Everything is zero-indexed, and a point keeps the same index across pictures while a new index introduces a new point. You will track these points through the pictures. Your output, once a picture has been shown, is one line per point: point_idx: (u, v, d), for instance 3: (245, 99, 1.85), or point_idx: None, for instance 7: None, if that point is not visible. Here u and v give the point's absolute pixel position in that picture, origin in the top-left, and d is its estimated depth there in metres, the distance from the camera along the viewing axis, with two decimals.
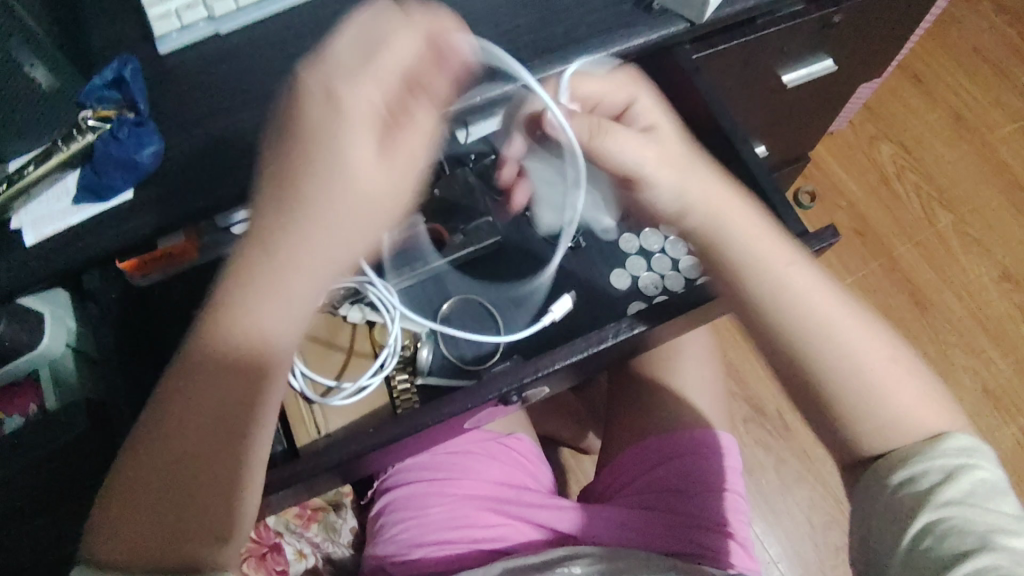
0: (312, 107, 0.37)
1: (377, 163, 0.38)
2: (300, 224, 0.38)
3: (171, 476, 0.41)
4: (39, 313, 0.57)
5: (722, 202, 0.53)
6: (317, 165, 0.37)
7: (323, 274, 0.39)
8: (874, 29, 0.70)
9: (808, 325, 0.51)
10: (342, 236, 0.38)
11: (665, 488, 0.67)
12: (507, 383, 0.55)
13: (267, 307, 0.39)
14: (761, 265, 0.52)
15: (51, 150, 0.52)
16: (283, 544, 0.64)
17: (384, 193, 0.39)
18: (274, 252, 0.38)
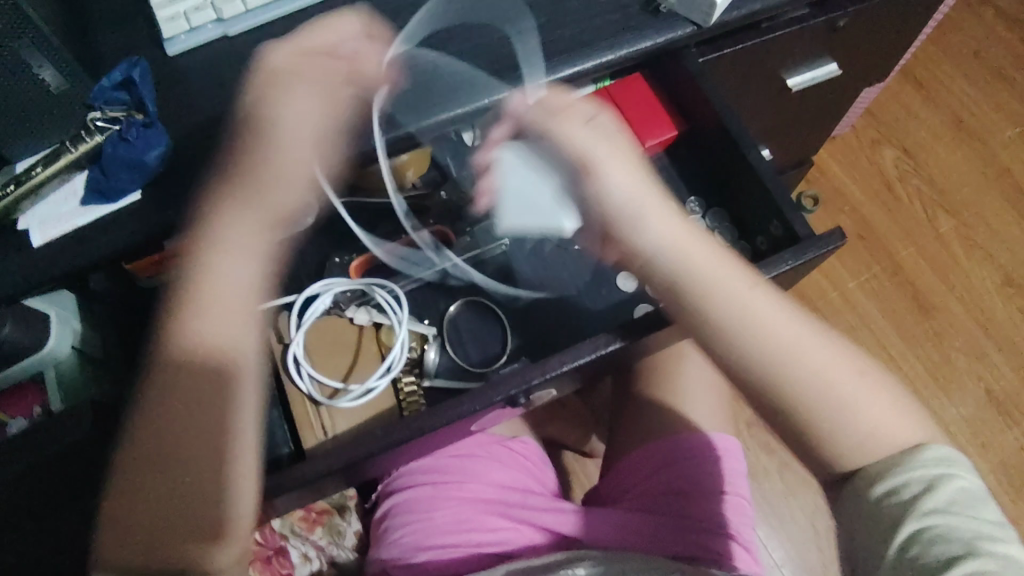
0: (263, 107, 0.52)
1: (302, 145, 0.52)
2: (245, 188, 0.50)
3: (166, 459, 0.47)
4: (46, 314, 0.57)
5: (681, 235, 0.53)
6: (261, 146, 0.51)
7: (267, 222, 0.51)
8: (878, 34, 0.71)
9: (773, 358, 0.50)
10: (271, 193, 0.51)
11: (667, 492, 0.67)
12: (516, 385, 0.55)
13: (216, 266, 0.49)
14: (722, 294, 0.51)
15: (59, 151, 0.52)
16: (289, 548, 0.65)
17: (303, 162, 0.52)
18: (224, 213, 0.50)
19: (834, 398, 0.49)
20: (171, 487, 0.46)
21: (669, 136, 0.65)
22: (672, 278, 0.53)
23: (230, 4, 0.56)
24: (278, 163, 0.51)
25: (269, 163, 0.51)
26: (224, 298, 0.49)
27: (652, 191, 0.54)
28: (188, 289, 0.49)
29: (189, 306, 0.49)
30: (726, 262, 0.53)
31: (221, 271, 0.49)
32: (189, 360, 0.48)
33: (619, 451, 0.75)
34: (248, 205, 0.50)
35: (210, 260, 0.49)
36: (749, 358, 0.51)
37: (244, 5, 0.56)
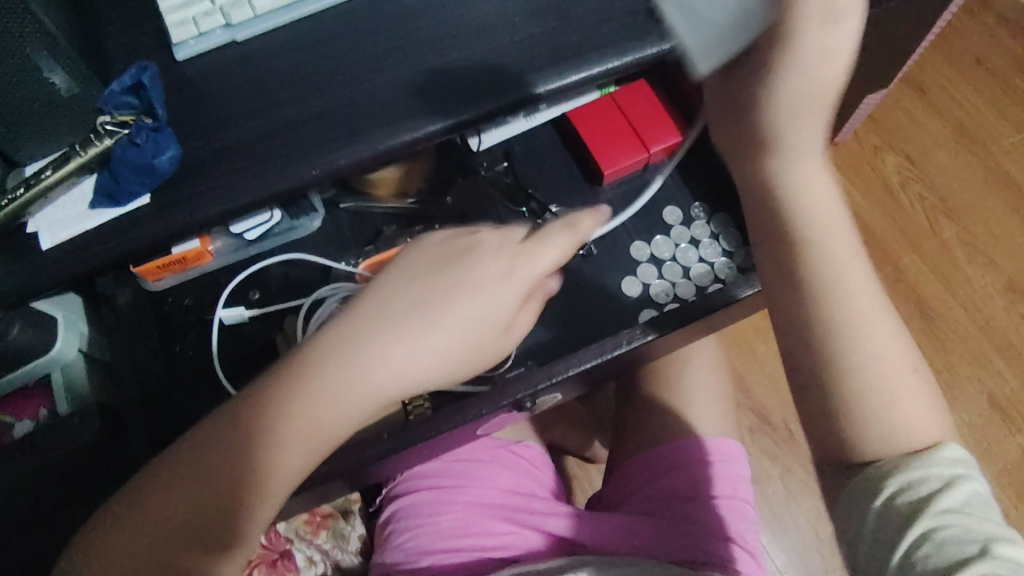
0: (457, 255, 0.51)
1: (452, 333, 0.48)
2: (379, 346, 0.46)
3: (196, 484, 0.44)
4: (51, 317, 0.58)
5: (820, 191, 0.49)
6: (426, 310, 0.48)
7: (365, 400, 0.46)
8: (881, 42, 0.71)
9: (851, 316, 0.48)
10: (398, 369, 0.46)
11: (673, 496, 0.67)
12: (521, 389, 0.55)
13: (350, 373, 0.45)
14: (828, 255, 0.49)
15: (69, 154, 0.52)
16: (294, 552, 0.66)
17: (440, 361, 0.48)
18: (349, 364, 0.45)
19: (881, 387, 0.48)
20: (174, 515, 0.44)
21: (674, 143, 0.66)
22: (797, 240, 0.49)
23: (239, 9, 0.56)
24: (432, 323, 0.48)
25: (453, 306, 0.49)
26: (327, 413, 0.45)
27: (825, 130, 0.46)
28: (317, 360, 0.45)
29: (319, 397, 0.45)
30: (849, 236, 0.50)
31: (304, 417, 0.44)
32: (299, 424, 0.44)
33: (624, 457, 0.75)
34: (387, 349, 0.46)
35: (355, 358, 0.45)
36: (823, 302, 0.48)
37: (254, 10, 0.57)
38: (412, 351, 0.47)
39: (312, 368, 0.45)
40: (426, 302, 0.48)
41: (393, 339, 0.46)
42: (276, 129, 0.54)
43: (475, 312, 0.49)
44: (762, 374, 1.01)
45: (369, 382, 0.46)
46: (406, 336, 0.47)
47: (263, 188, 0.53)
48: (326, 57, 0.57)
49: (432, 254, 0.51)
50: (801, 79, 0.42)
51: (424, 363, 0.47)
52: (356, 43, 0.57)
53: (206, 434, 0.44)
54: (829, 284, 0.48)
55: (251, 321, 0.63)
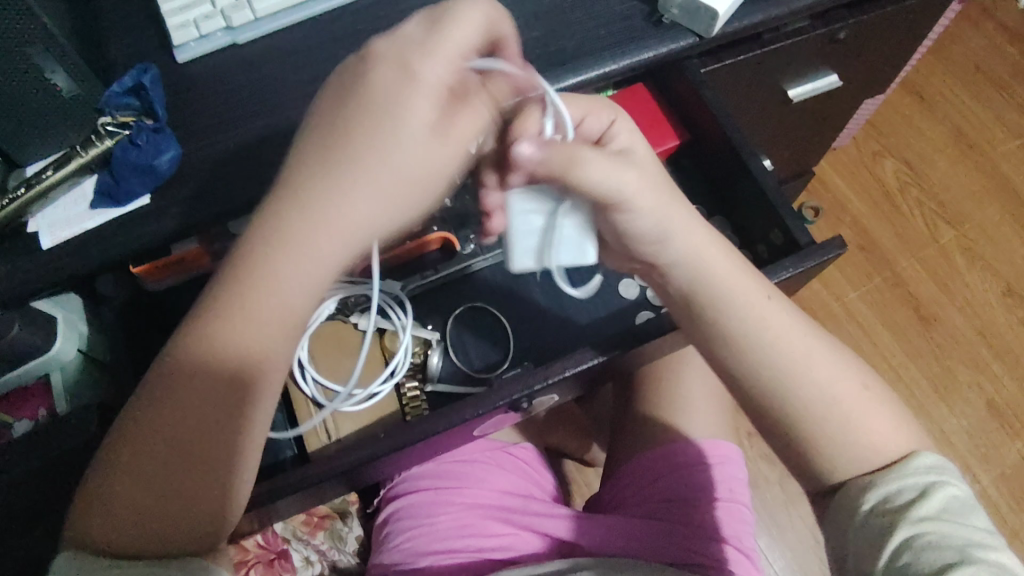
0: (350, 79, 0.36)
1: (391, 145, 0.35)
2: (291, 212, 0.35)
3: (159, 449, 0.39)
4: (50, 317, 0.58)
5: (698, 241, 0.49)
6: (341, 144, 0.35)
7: (319, 268, 0.36)
8: (878, 47, 0.71)
9: (782, 356, 0.50)
10: (337, 213, 0.35)
11: (662, 500, 0.67)
12: (517, 390, 0.55)
13: (288, 279, 0.35)
14: (730, 304, 0.50)
15: (70, 155, 0.53)
16: (290, 551, 0.65)
17: (396, 181, 0.35)
18: (269, 243, 0.35)
19: (835, 410, 0.49)
20: (150, 483, 0.40)
21: (672, 144, 0.66)
22: (686, 288, 0.50)
23: (239, 13, 0.57)
24: (347, 154, 0.34)
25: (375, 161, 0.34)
26: (274, 318, 0.37)
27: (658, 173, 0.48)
28: (230, 275, 0.37)
29: (240, 292, 0.36)
30: (741, 272, 0.51)
31: (240, 322, 0.37)
32: (230, 353, 0.38)
33: (621, 459, 0.75)
34: (302, 203, 0.35)
35: (285, 259, 0.35)
36: (746, 340, 0.50)
37: (254, 13, 0.57)
38: (344, 205, 0.35)
39: (228, 283, 0.36)
40: (331, 139, 0.35)
41: (319, 226, 0.34)
42: (276, 130, 0.55)
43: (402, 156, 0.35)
44: None
45: (313, 245, 0.35)
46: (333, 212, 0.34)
47: (262, 190, 0.53)
48: (326, 60, 0.57)
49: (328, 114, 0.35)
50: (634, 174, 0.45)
51: (369, 214, 0.35)
52: (355, 46, 0.58)
53: (152, 393, 0.39)
54: (748, 326, 0.50)
55: None
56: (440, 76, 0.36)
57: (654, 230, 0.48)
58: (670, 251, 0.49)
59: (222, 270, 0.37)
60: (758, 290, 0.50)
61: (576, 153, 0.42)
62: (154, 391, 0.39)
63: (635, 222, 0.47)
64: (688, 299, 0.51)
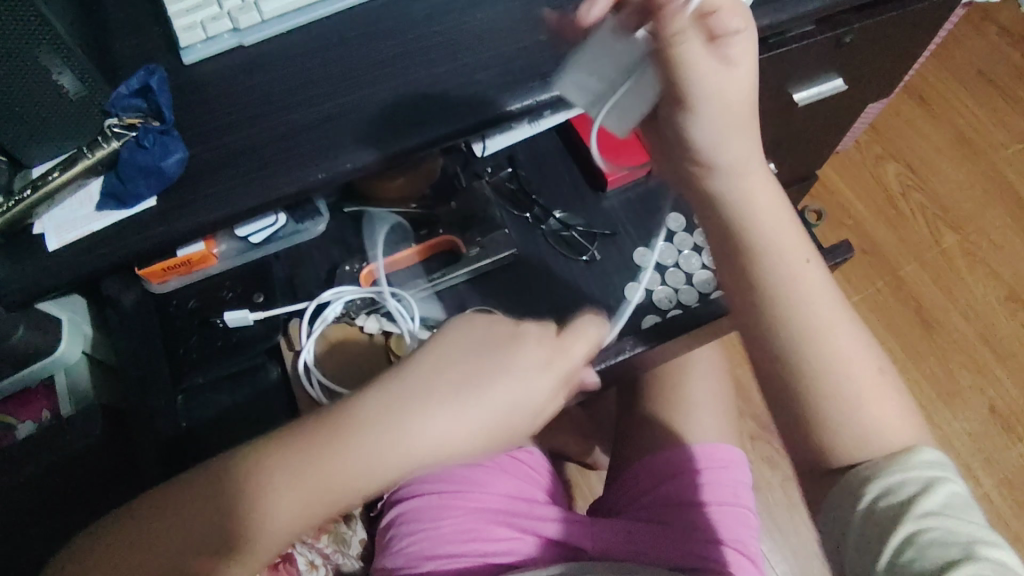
0: (499, 337, 0.52)
1: (458, 424, 0.48)
2: (374, 433, 0.46)
3: (216, 494, 0.44)
4: (57, 320, 0.58)
5: (758, 183, 0.52)
6: (431, 403, 0.48)
7: (357, 478, 0.46)
8: (884, 52, 0.71)
9: (807, 322, 0.50)
10: (393, 455, 0.46)
11: (669, 502, 0.67)
12: None
13: (382, 439, 0.46)
14: (780, 245, 0.51)
15: (77, 157, 0.52)
16: (295, 555, 0.63)
17: (436, 450, 0.48)
18: (348, 433, 0.46)
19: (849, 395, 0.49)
20: (191, 525, 0.43)
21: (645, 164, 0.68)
22: (739, 223, 0.52)
23: (246, 14, 0.57)
24: (432, 411, 0.48)
25: (491, 385, 0.49)
26: (360, 472, 0.46)
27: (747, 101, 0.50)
28: (310, 443, 0.45)
29: (314, 450, 0.45)
30: (792, 227, 0.52)
31: (292, 473, 0.45)
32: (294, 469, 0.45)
33: (625, 462, 0.75)
34: (386, 432, 0.46)
35: (363, 449, 0.46)
36: (775, 302, 0.51)
37: (261, 15, 0.57)
38: (408, 441, 0.47)
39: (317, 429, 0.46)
40: (426, 396, 0.48)
41: (439, 415, 0.48)
42: (284, 133, 0.54)
43: (506, 388, 0.50)
44: None
45: (366, 464, 0.46)
46: (440, 419, 0.48)
47: (268, 193, 0.53)
48: (333, 61, 0.57)
49: (483, 330, 0.51)
50: (724, 80, 0.49)
51: (413, 452, 0.47)
52: (363, 49, 0.57)
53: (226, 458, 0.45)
54: (777, 282, 0.51)
55: (255, 325, 0.63)
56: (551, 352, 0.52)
57: (711, 144, 0.51)
58: (721, 179, 0.52)
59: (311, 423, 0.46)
60: (806, 243, 0.52)
61: (695, 50, 0.48)
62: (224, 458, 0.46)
63: (697, 129, 0.50)
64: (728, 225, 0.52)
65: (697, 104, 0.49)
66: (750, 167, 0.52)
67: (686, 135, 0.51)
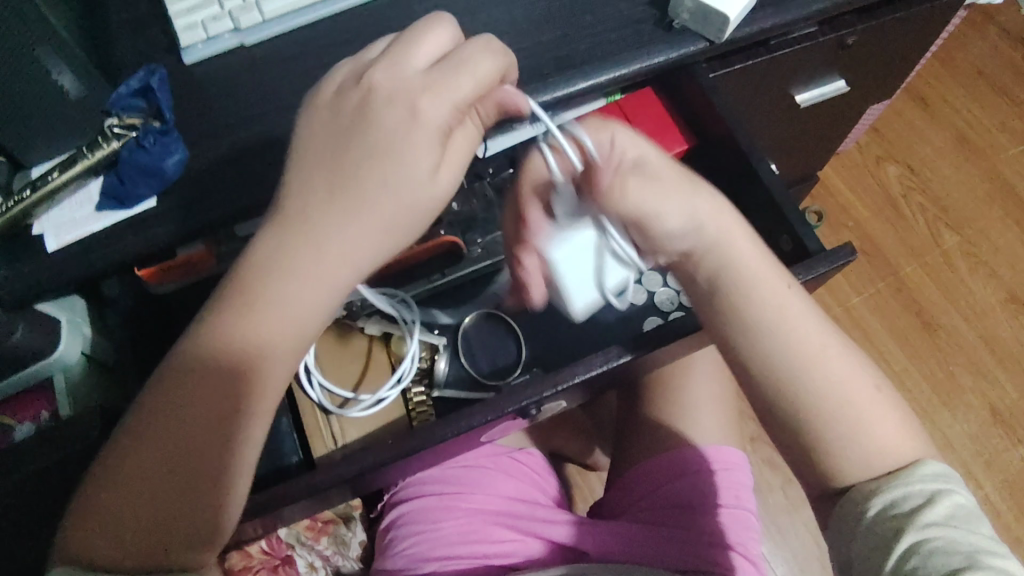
0: (349, 93, 0.39)
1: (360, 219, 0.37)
2: (283, 274, 0.38)
3: (163, 470, 0.39)
4: (54, 320, 0.57)
5: (728, 225, 0.51)
6: (327, 184, 0.37)
7: (296, 335, 0.39)
8: (885, 54, 0.71)
9: (800, 347, 0.50)
10: (309, 291, 0.38)
11: (673, 505, 0.66)
12: (528, 396, 0.54)
13: (290, 287, 0.38)
14: (760, 285, 0.51)
15: (76, 156, 0.52)
16: (295, 557, 0.64)
17: (355, 261, 0.38)
18: (252, 301, 0.38)
19: (844, 414, 0.49)
20: (142, 505, 0.40)
21: (678, 151, 0.66)
22: (717, 268, 0.51)
23: (247, 15, 0.56)
24: (329, 216, 0.37)
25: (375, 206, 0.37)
26: (294, 328, 0.39)
27: (687, 179, 0.51)
28: (213, 342, 0.39)
29: (223, 359, 0.39)
30: (768, 257, 0.52)
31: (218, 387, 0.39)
32: (215, 393, 0.39)
33: (626, 465, 0.74)
34: (281, 270, 0.38)
35: (274, 303, 0.38)
36: (768, 327, 0.50)
37: (262, 15, 0.57)
38: (321, 258, 0.37)
39: (206, 343, 0.39)
40: (316, 181, 0.38)
41: (334, 226, 0.37)
42: (285, 134, 0.54)
43: (371, 230, 0.38)
44: None
45: (292, 318, 0.38)
46: (337, 232, 0.37)
47: (267, 193, 0.52)
48: (333, 62, 0.57)
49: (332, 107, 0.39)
50: (654, 173, 0.50)
51: (330, 275, 0.38)
52: (364, 49, 0.57)
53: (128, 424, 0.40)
54: (770, 313, 0.50)
55: None
56: (442, 110, 0.38)
57: (687, 225, 0.50)
58: (705, 245, 0.51)
59: (202, 321, 0.39)
60: (784, 278, 0.51)
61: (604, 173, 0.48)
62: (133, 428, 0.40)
63: (668, 219, 0.49)
64: (707, 277, 0.52)
65: (646, 213, 0.49)
66: (717, 218, 0.51)
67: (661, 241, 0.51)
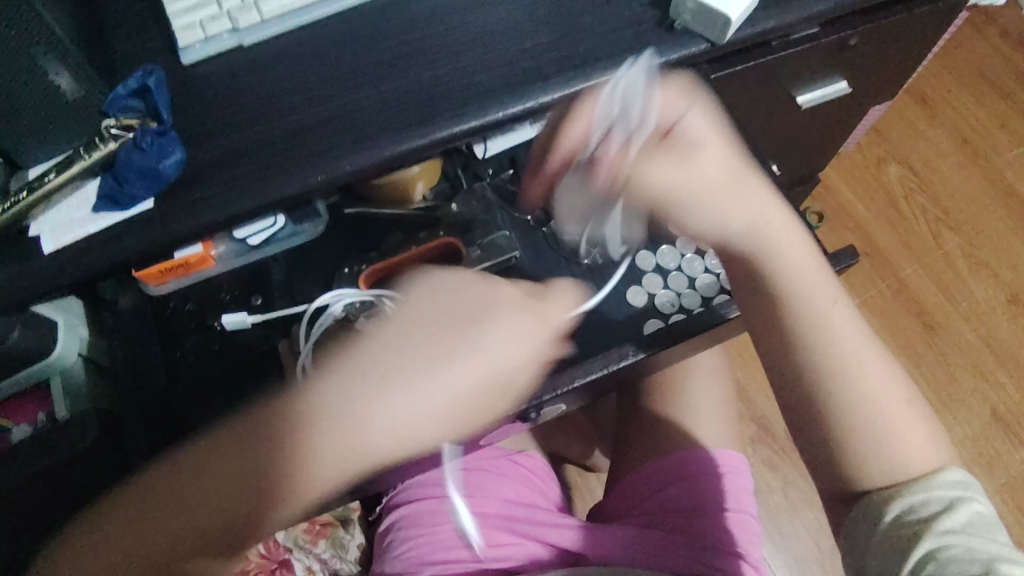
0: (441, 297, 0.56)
1: (411, 402, 0.52)
2: (355, 418, 0.51)
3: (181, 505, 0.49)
4: (52, 321, 0.58)
5: (780, 238, 0.56)
6: (410, 369, 0.53)
7: (338, 467, 0.51)
8: (887, 54, 0.71)
9: (835, 356, 0.52)
10: (363, 443, 0.51)
11: (674, 508, 0.66)
12: (529, 400, 0.56)
13: (348, 427, 0.51)
14: (801, 291, 0.54)
15: (73, 158, 0.52)
16: (292, 561, 0.64)
17: (394, 441, 0.52)
18: (316, 424, 0.51)
19: (864, 422, 0.50)
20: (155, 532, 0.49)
21: None
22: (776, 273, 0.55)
23: (246, 14, 0.56)
24: (399, 383, 0.52)
25: (440, 378, 0.53)
26: (349, 455, 0.51)
27: (739, 176, 0.57)
28: (278, 434, 0.51)
29: (279, 452, 0.50)
30: (817, 267, 0.56)
31: (257, 471, 0.50)
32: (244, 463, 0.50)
33: (625, 467, 0.74)
34: (352, 419, 0.51)
35: (331, 437, 0.51)
36: (804, 336, 0.54)
37: (261, 15, 0.56)
38: (385, 410, 0.52)
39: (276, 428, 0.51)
40: (402, 362, 0.53)
41: (404, 393, 0.52)
42: (282, 135, 0.54)
43: (422, 403, 0.52)
44: (763, 383, 1.01)
45: (345, 455, 0.51)
46: (399, 399, 0.52)
47: (264, 194, 0.52)
48: (332, 63, 0.56)
49: (451, 301, 0.55)
50: (704, 162, 0.56)
51: (385, 429, 0.52)
52: (363, 49, 0.57)
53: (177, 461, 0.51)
54: (812, 324, 0.54)
55: (254, 327, 0.63)
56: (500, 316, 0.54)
57: (748, 227, 0.56)
58: (741, 246, 0.56)
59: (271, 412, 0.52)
60: (831, 282, 0.56)
61: (652, 152, 0.57)
62: (175, 467, 0.51)
63: (694, 220, 0.58)
64: (748, 276, 0.57)
65: (682, 203, 0.57)
66: (771, 226, 0.56)
67: (684, 230, 0.59)
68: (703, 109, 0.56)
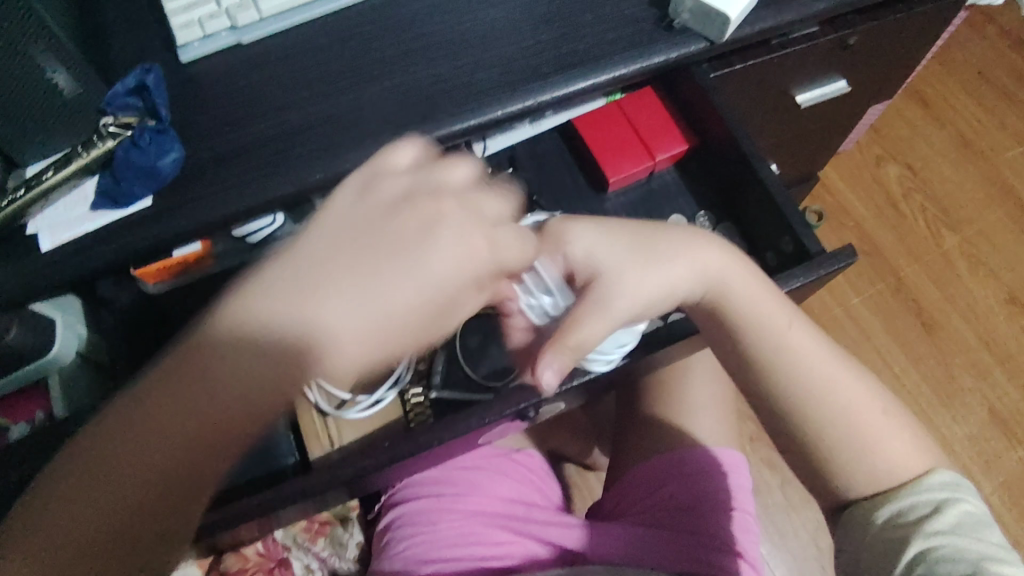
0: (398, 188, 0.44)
1: (356, 310, 0.41)
2: (268, 341, 0.40)
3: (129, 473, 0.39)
4: (50, 319, 0.58)
5: (727, 267, 0.51)
6: (344, 275, 0.41)
7: (245, 403, 0.40)
8: (887, 54, 0.71)
9: (805, 374, 0.50)
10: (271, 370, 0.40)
11: (672, 507, 0.66)
12: (524, 399, 0.54)
13: (278, 337, 0.40)
14: (754, 325, 0.51)
15: (71, 156, 0.52)
16: (291, 560, 0.65)
17: (334, 347, 0.40)
18: (223, 354, 0.40)
19: (848, 431, 0.50)
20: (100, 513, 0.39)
21: (679, 152, 0.66)
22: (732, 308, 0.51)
23: (245, 13, 0.56)
24: (338, 287, 0.41)
25: (381, 277, 0.41)
26: (259, 387, 0.40)
27: (663, 238, 0.52)
28: (190, 371, 0.40)
29: (191, 388, 0.40)
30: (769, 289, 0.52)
31: (184, 412, 0.40)
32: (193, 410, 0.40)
33: (624, 466, 0.74)
34: (273, 332, 0.40)
35: (242, 365, 0.40)
36: (763, 353, 0.51)
37: (259, 13, 0.56)
38: (315, 320, 0.40)
39: (202, 359, 0.40)
40: (334, 272, 0.41)
41: (338, 299, 0.40)
42: (281, 133, 0.54)
43: (361, 311, 0.41)
44: None
45: (255, 383, 0.40)
46: (337, 307, 0.40)
47: (263, 192, 0.52)
48: (331, 61, 0.56)
49: (381, 200, 0.43)
50: (619, 253, 0.50)
51: (325, 339, 0.40)
52: (362, 48, 0.57)
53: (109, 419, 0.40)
54: (770, 348, 0.51)
55: None
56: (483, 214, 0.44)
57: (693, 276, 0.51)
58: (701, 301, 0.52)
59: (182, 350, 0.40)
60: (783, 305, 0.52)
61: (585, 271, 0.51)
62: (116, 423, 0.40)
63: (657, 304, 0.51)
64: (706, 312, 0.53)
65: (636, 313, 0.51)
66: (716, 270, 0.51)
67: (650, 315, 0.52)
68: (584, 227, 0.51)
